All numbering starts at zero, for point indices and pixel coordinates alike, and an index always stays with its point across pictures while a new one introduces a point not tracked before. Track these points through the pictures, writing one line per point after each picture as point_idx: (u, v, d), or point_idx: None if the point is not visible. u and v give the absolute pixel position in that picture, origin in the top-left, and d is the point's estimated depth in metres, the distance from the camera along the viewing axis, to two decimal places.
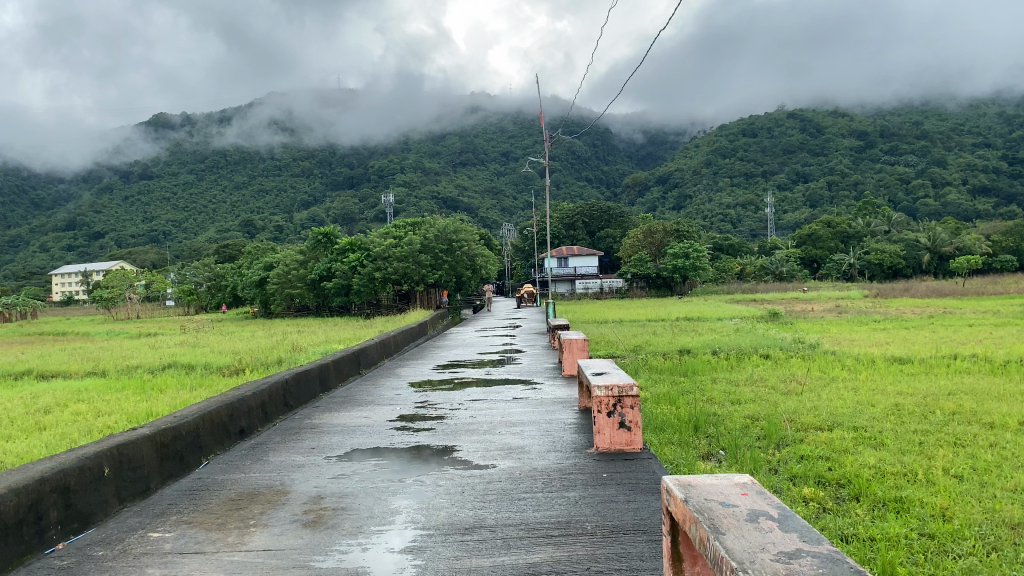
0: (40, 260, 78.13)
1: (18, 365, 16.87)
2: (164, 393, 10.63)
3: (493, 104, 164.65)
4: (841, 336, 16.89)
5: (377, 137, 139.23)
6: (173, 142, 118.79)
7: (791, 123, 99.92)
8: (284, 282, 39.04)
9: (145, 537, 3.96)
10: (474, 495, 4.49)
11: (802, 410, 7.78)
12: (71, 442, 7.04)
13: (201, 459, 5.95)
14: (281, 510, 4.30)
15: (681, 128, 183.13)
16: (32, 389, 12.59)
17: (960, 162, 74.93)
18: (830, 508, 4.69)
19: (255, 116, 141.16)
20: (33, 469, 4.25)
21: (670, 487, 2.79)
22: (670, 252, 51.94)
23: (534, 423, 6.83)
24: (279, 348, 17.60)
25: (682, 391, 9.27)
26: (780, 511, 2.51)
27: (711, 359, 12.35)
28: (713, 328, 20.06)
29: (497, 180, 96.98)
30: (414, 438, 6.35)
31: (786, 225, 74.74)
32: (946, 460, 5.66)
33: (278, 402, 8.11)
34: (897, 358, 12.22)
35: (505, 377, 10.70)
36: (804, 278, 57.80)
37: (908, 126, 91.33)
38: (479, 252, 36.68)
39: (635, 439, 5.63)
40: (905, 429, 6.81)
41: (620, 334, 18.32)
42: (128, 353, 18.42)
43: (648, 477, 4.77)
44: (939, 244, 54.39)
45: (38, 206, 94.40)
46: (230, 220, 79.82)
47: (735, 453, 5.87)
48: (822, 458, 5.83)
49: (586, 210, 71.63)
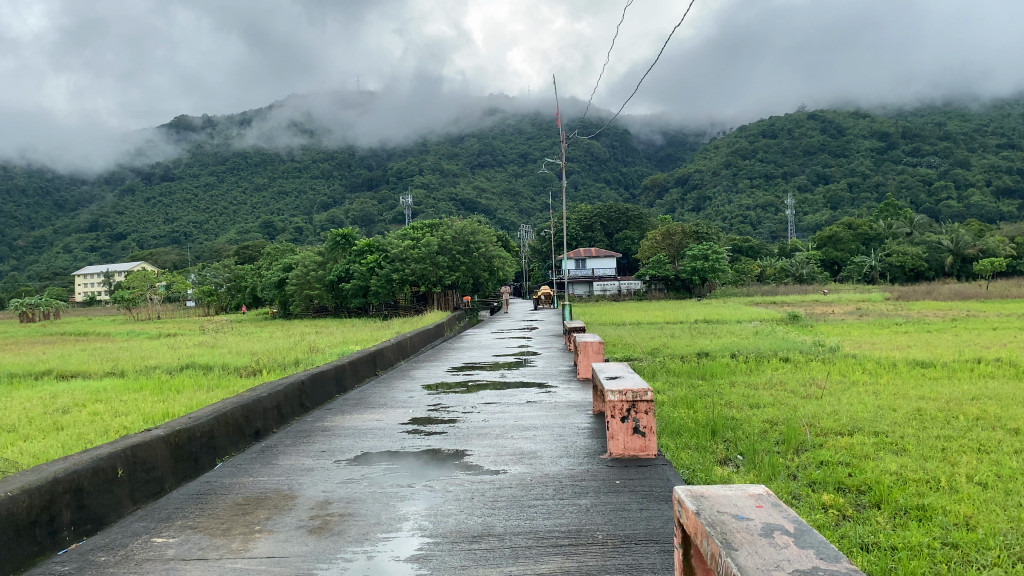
0: (63, 261, 78.91)
1: (38, 365, 16.97)
2: (181, 393, 10.69)
3: (511, 107, 164.70)
4: (860, 339, 16.68)
5: (396, 138, 140.19)
6: (195, 143, 119.65)
7: (811, 124, 99.21)
8: (303, 283, 39.12)
9: (148, 542, 3.92)
10: (483, 501, 4.41)
11: (821, 415, 7.64)
12: (88, 442, 7.04)
13: (216, 460, 5.91)
14: (288, 516, 4.23)
15: (701, 128, 182.22)
16: (51, 389, 12.66)
17: (983, 163, 74.02)
18: (851, 515, 4.57)
19: (275, 118, 142.51)
20: (48, 470, 4.24)
21: (680, 499, 2.69)
22: (689, 254, 51.65)
23: (547, 428, 6.75)
24: (297, 349, 17.61)
25: (701, 395, 9.11)
26: (795, 525, 2.42)
27: (729, 363, 12.18)
28: (730, 330, 19.81)
29: (516, 182, 97.16)
30: (424, 442, 6.27)
31: (806, 227, 74.21)
32: (968, 467, 5.52)
33: (295, 403, 8.09)
34: (917, 362, 12.01)
35: (520, 379, 10.61)
36: (824, 280, 57.16)
37: (930, 127, 90.43)
38: (496, 253, 36.98)
39: (649, 445, 5.52)
40: (926, 434, 6.66)
41: (637, 336, 18.23)
42: (145, 354, 18.47)
43: (662, 486, 4.64)
44: (962, 246, 53.43)
45: (61, 206, 95.58)
46: (250, 222, 80.42)
47: (753, 458, 5.76)
48: (842, 464, 5.70)
49: (604, 211, 71.44)
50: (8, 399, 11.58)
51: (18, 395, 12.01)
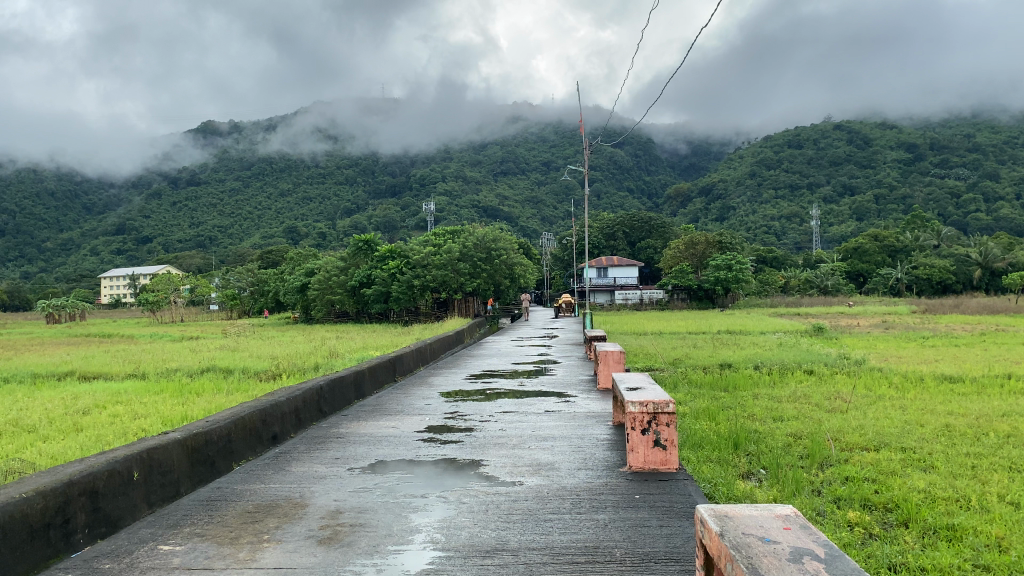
0: (90, 263, 80.06)
1: (63, 365, 17.21)
2: (201, 397, 10.61)
3: (535, 115, 164.72)
4: (889, 352, 16.40)
5: (419, 146, 140.90)
6: (221, 148, 120.87)
7: (838, 134, 98.29)
8: (325, 288, 38.89)
9: (155, 550, 3.84)
10: (498, 513, 4.30)
11: (847, 429, 7.46)
12: (105, 443, 7.09)
13: (232, 465, 5.86)
14: (298, 526, 4.14)
15: (726, 138, 180.78)
16: (75, 389, 12.82)
17: (1013, 176, 72.93)
18: (876, 534, 4.40)
19: (300, 124, 143.66)
20: (63, 472, 4.17)
21: (704, 519, 2.57)
22: (713, 264, 51.09)
23: (565, 438, 6.63)
24: (316, 354, 17.43)
25: (722, 406, 8.94)
26: (827, 550, 2.27)
27: (753, 375, 11.98)
28: (754, 341, 19.39)
29: (538, 190, 97.24)
30: (440, 451, 6.16)
31: (831, 238, 73.67)
32: (1000, 486, 5.33)
33: (312, 408, 8.02)
34: (946, 377, 11.75)
35: (539, 389, 10.47)
36: (849, 292, 56.47)
37: (959, 138, 89.41)
38: (518, 260, 37.28)
39: (670, 458, 5.39)
40: (956, 451, 6.45)
41: (658, 345, 18.07)
42: (167, 357, 18.63)
43: (684, 502, 4.50)
44: (991, 259, 53.06)
45: (89, 210, 96.93)
46: (275, 227, 80.92)
47: (777, 473, 5.59)
48: (868, 481, 5.53)
49: (627, 220, 71.26)
50: (30, 400, 11.67)
51: (42, 395, 12.12)
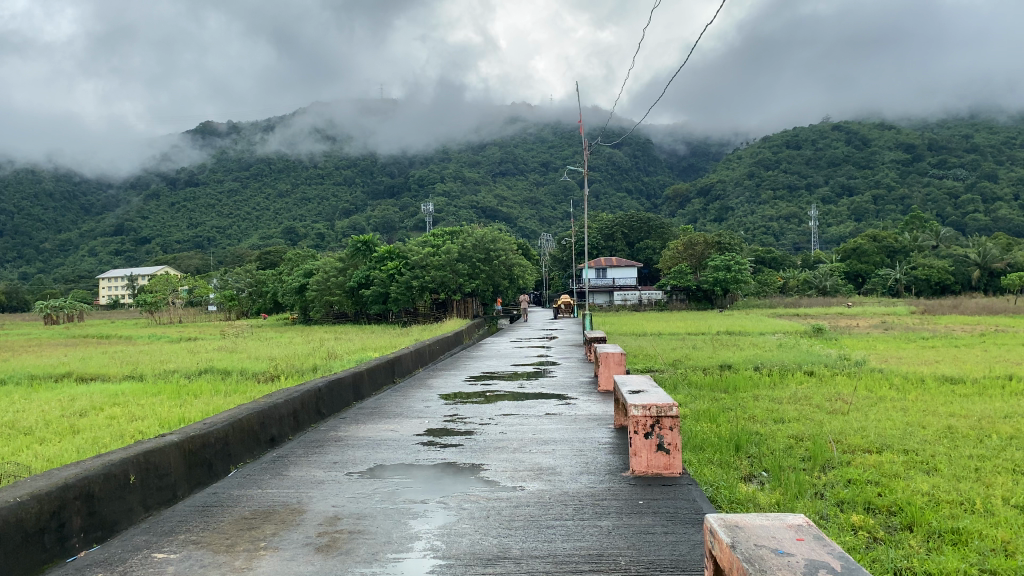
0: (88, 264, 79.85)
1: (61, 367, 17.17)
2: (198, 398, 10.57)
3: (533, 116, 164.92)
4: (890, 352, 16.49)
5: (417, 146, 140.99)
6: (220, 148, 120.78)
7: (836, 135, 98.44)
8: (323, 289, 38.66)
9: (148, 558, 3.76)
10: (500, 520, 4.22)
11: (848, 431, 7.37)
12: (101, 445, 6.98)
13: (229, 468, 5.78)
14: (295, 533, 4.06)
15: (725, 139, 181.34)
16: (71, 391, 12.70)
17: (1011, 176, 72.94)
18: (881, 539, 4.33)
19: (298, 125, 143.81)
20: (57, 475, 4.08)
21: (714, 528, 2.49)
22: (711, 265, 50.99)
23: (567, 442, 6.57)
24: (315, 355, 17.30)
25: (723, 407, 8.90)
26: (842, 564, 2.19)
27: (754, 376, 11.92)
28: (753, 342, 19.40)
29: (536, 190, 97.36)
30: (439, 455, 6.06)
31: (830, 238, 73.67)
32: (1004, 489, 5.27)
33: (310, 409, 7.94)
34: (947, 378, 11.66)
35: (539, 390, 10.42)
36: (848, 292, 56.37)
37: (957, 139, 89.56)
38: (516, 261, 37.22)
39: (674, 462, 5.30)
40: (958, 454, 6.37)
41: (657, 346, 18.12)
42: (166, 358, 18.61)
43: (688, 507, 4.43)
44: (989, 260, 53.08)
45: (87, 210, 96.79)
46: (273, 228, 80.81)
47: (778, 475, 5.51)
48: (871, 484, 5.46)
49: (626, 220, 71.19)
50: (27, 401, 11.61)
51: (40, 396, 12.07)
